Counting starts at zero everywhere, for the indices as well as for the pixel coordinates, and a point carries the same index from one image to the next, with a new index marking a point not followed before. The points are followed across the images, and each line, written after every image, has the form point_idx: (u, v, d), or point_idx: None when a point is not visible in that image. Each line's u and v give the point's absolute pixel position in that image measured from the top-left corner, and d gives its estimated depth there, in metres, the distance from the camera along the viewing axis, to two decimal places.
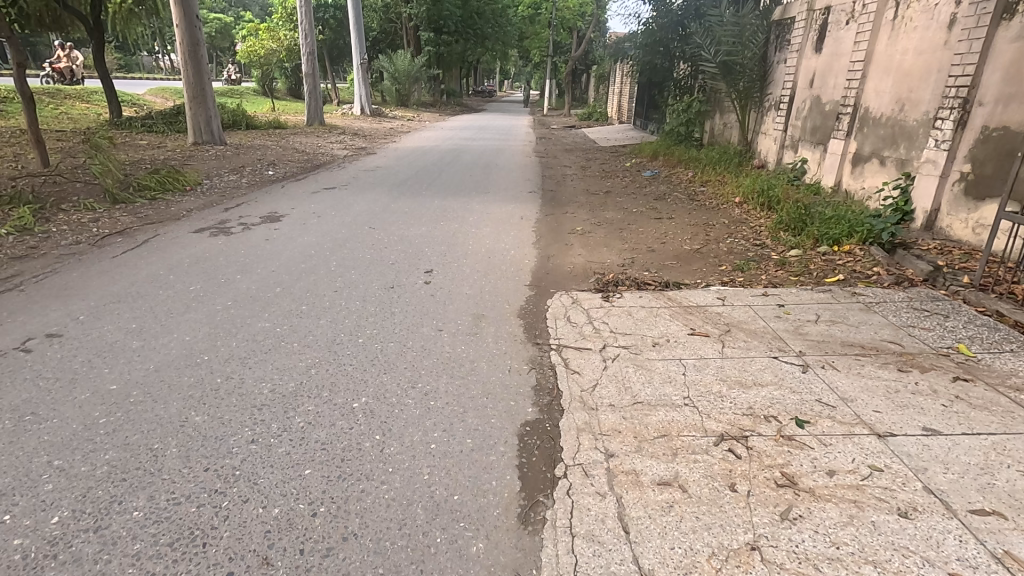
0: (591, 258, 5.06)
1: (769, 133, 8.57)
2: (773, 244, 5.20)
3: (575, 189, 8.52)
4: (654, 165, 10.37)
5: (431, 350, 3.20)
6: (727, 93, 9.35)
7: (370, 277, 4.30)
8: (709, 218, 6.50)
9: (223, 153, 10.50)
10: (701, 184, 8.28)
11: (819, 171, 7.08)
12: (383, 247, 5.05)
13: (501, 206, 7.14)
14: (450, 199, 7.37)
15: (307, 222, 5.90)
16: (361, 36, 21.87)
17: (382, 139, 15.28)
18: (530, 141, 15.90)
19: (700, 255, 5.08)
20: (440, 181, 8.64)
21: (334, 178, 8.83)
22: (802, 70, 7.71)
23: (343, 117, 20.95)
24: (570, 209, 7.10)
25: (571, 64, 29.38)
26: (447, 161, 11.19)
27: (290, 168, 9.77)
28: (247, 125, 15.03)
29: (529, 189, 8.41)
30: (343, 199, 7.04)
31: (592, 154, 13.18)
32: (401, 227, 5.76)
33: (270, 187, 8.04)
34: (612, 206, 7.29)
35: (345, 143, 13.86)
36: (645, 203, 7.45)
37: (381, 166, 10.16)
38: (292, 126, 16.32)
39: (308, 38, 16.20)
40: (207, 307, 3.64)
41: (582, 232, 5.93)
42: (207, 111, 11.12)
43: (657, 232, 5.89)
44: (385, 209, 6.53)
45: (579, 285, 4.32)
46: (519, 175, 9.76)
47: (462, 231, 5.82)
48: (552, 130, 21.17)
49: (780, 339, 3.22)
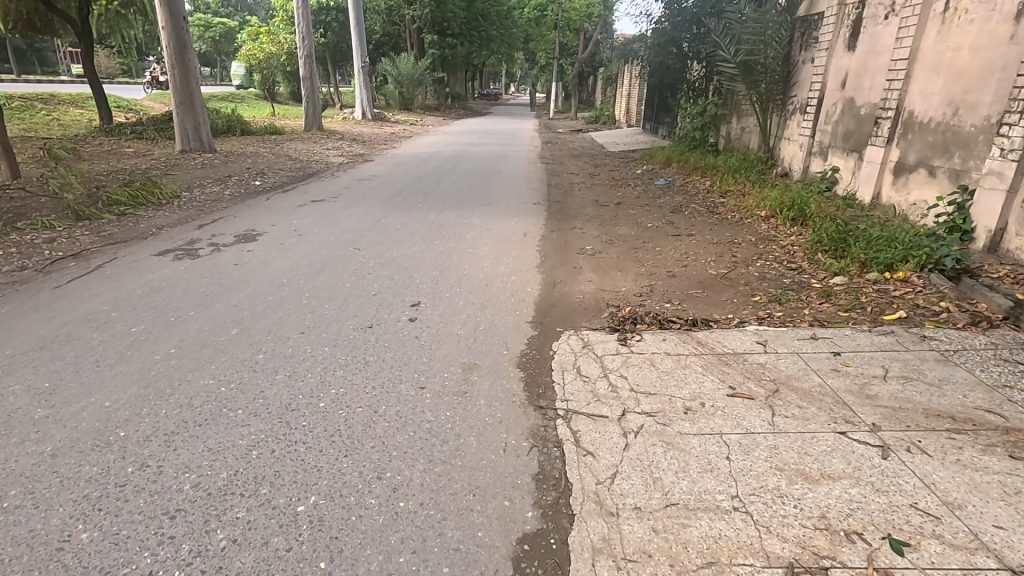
0: (604, 285, 4.42)
1: (794, 139, 7.91)
2: (811, 269, 4.55)
3: (583, 200, 7.89)
4: (667, 172, 9.72)
5: (408, 419, 2.58)
6: (747, 95, 8.69)
7: (346, 313, 3.68)
8: (733, 234, 5.85)
9: (210, 162, 9.96)
10: (720, 195, 7.62)
11: (854, 182, 6.41)
12: (365, 274, 4.43)
13: (502, 220, 6.52)
14: (446, 213, 6.76)
15: (285, 242, 5.30)
16: (362, 39, 21.37)
17: (382, 144, 14.74)
18: (535, 147, 15.29)
19: (727, 281, 4.44)
20: (437, 192, 8.04)
21: (324, 188, 8.23)
22: (832, 70, 7.04)
23: (344, 122, 20.44)
24: (578, 223, 6.47)
25: (578, 66, 28.72)
26: (447, 168, 10.59)
27: (279, 178, 9.21)
28: (242, 131, 14.46)
29: (533, 200, 7.79)
30: (329, 214, 6.44)
31: (600, 160, 12.55)
32: (389, 248, 5.15)
33: (254, 199, 7.46)
34: (624, 220, 6.65)
35: (343, 149, 13.31)
36: (660, 216, 6.81)
37: (377, 174, 9.57)
38: (290, 131, 15.80)
39: (305, 40, 15.68)
40: (144, 356, 3.02)
41: (593, 252, 5.30)
42: (195, 117, 10.58)
43: (677, 252, 5.24)
44: (373, 226, 5.92)
45: (590, 323, 3.69)
46: (522, 184, 9.15)
47: (457, 251, 5.20)
48: (558, 134, 20.51)
49: (844, 405, 2.57)
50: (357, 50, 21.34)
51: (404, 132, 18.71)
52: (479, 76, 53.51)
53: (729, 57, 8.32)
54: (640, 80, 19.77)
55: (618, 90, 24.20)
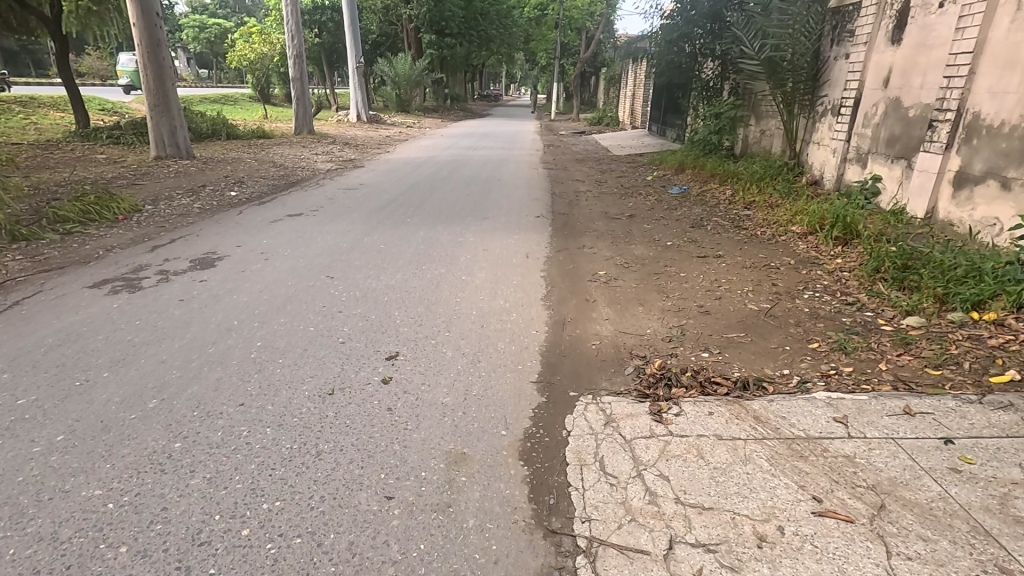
0: (625, 326, 3.65)
1: (825, 143, 7.13)
2: (873, 304, 3.78)
3: (591, 212, 7.12)
4: (681, 180, 8.96)
5: (365, 559, 1.81)
6: (771, 95, 7.92)
7: (303, 374, 2.91)
8: (767, 255, 5.08)
9: (186, 169, 9.21)
10: (744, 207, 6.86)
11: (902, 193, 5.63)
12: (335, 313, 3.67)
13: (501, 238, 5.76)
14: (438, 228, 6.01)
15: (247, 269, 4.53)
16: (357, 39, 20.64)
17: (375, 148, 14.00)
18: (537, 150, 14.52)
19: (774, 320, 3.68)
20: (429, 203, 7.29)
21: (306, 199, 7.48)
22: (872, 66, 6.26)
23: (339, 125, 19.71)
24: (587, 241, 5.71)
25: (580, 66, 27.94)
26: (443, 175, 9.85)
27: (260, 188, 8.46)
28: (228, 134, 13.81)
29: (536, 212, 7.03)
30: (306, 232, 5.68)
31: (607, 165, 11.79)
32: (367, 277, 4.39)
33: (224, 213, 6.70)
34: (639, 236, 5.89)
35: (333, 154, 12.56)
36: (679, 232, 6.04)
37: (366, 183, 8.81)
38: (279, 135, 15.05)
39: (295, 39, 14.93)
40: (19, 447, 2.25)
41: (607, 280, 4.55)
42: (171, 121, 9.81)
43: (706, 280, 4.48)
44: (354, 247, 5.17)
45: (612, 384, 2.92)
46: (523, 193, 8.39)
47: (448, 279, 4.44)
48: (561, 136, 19.74)
49: (986, 537, 1.81)
50: (352, 49, 20.60)
51: (401, 135, 17.95)
52: (478, 77, 52.78)
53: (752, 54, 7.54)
54: (646, 81, 19.00)
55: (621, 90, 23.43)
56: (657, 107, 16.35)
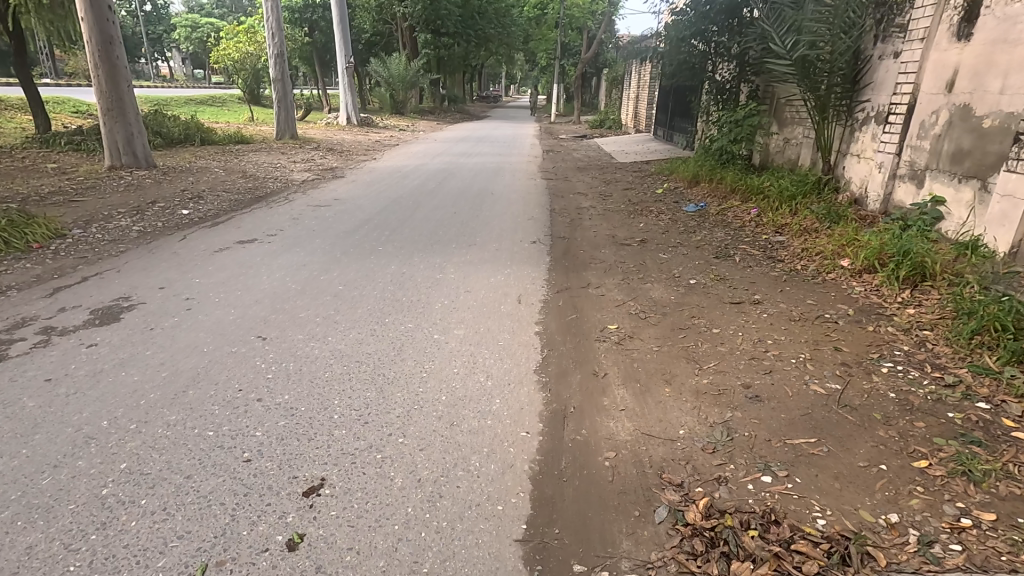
0: (650, 423, 2.67)
1: (868, 156, 6.14)
2: (984, 389, 2.80)
3: (596, 236, 6.13)
4: (696, 195, 7.98)
5: None
6: (803, 99, 6.92)
7: (168, 535, 1.91)
8: (817, 301, 4.10)
9: (141, 182, 8.22)
10: (775, 231, 5.86)
11: (974, 221, 4.65)
12: (250, 405, 2.68)
13: (488, 274, 4.77)
14: (414, 261, 5.02)
15: (157, 324, 3.53)
16: (347, 37, 19.67)
17: (361, 155, 13.01)
18: (536, 157, 13.53)
19: (852, 413, 2.69)
20: (407, 225, 6.30)
21: (266, 220, 6.48)
22: (931, 67, 5.27)
23: (327, 128, 18.73)
24: (592, 279, 4.72)
25: (582, 66, 26.92)
26: (430, 187, 8.86)
27: (220, 204, 7.47)
28: (203, 139, 12.82)
29: (532, 236, 6.05)
30: (253, 268, 4.69)
31: (611, 174, 10.81)
32: (309, 340, 3.39)
33: (166, 237, 5.71)
34: (654, 271, 4.90)
35: (313, 162, 11.57)
36: (703, 264, 5.05)
37: (341, 198, 7.82)
38: (259, 140, 14.05)
39: (276, 37, 13.92)
40: None
41: (621, 340, 3.55)
42: (127, 126, 8.81)
43: (747, 342, 3.49)
44: (304, 291, 4.18)
45: (640, 549, 1.93)
46: (518, 209, 7.40)
47: (416, 341, 3.44)
48: (562, 140, 18.77)
49: None
50: (341, 48, 19.62)
51: (392, 140, 16.96)
52: (478, 77, 51.82)
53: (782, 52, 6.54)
54: (651, 81, 18.03)
55: (625, 91, 22.49)
56: (664, 110, 15.37)
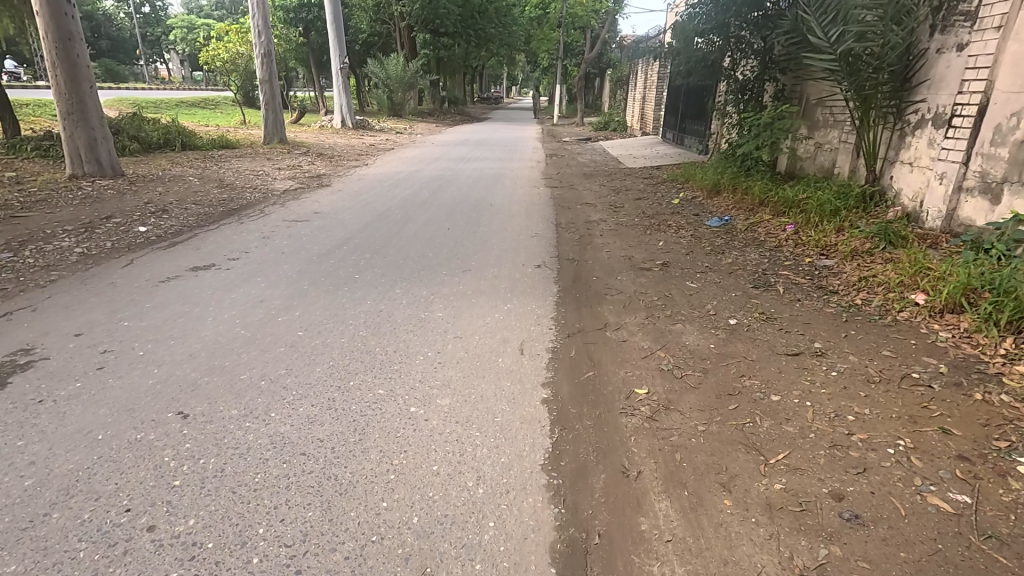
0: (712, 569, 1.84)
1: (926, 164, 5.30)
2: None
3: (610, 259, 5.31)
4: (719, 207, 7.16)
5: None
6: (844, 98, 6.09)
7: None
8: (894, 352, 3.26)
9: (102, 193, 7.41)
10: (820, 255, 5.02)
11: None
12: (134, 543, 1.86)
13: (483, 311, 3.96)
14: (395, 294, 4.20)
15: (51, 393, 2.71)
16: (341, 37, 18.86)
17: (353, 160, 12.22)
18: (539, 162, 12.72)
19: (1004, 554, 1.85)
20: (393, 244, 5.49)
21: (232, 239, 5.67)
22: (1009, 62, 4.44)
23: (321, 132, 17.94)
24: (611, 318, 3.90)
25: (585, 68, 26.17)
26: (423, 197, 8.05)
27: (185, 219, 6.65)
28: (184, 144, 12.06)
29: (537, 259, 5.23)
30: (199, 304, 3.88)
31: (620, 181, 10.00)
32: (244, 419, 2.57)
33: (110, 262, 4.89)
34: (685, 307, 4.08)
35: (300, 169, 10.75)
36: (742, 297, 4.23)
37: (323, 211, 7.01)
38: (245, 145, 13.25)
39: (263, 36, 13.13)
40: None
41: (655, 414, 2.72)
42: (88, 131, 8.00)
43: (819, 417, 2.66)
44: (254, 338, 3.36)
45: None
46: (520, 224, 6.58)
47: (385, 419, 2.63)
48: (565, 143, 17.99)
49: None
50: (335, 48, 18.83)
51: (387, 143, 16.15)
52: (479, 78, 51.06)
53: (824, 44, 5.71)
54: (660, 82, 17.18)
55: (630, 92, 21.65)
56: (674, 111, 14.52)
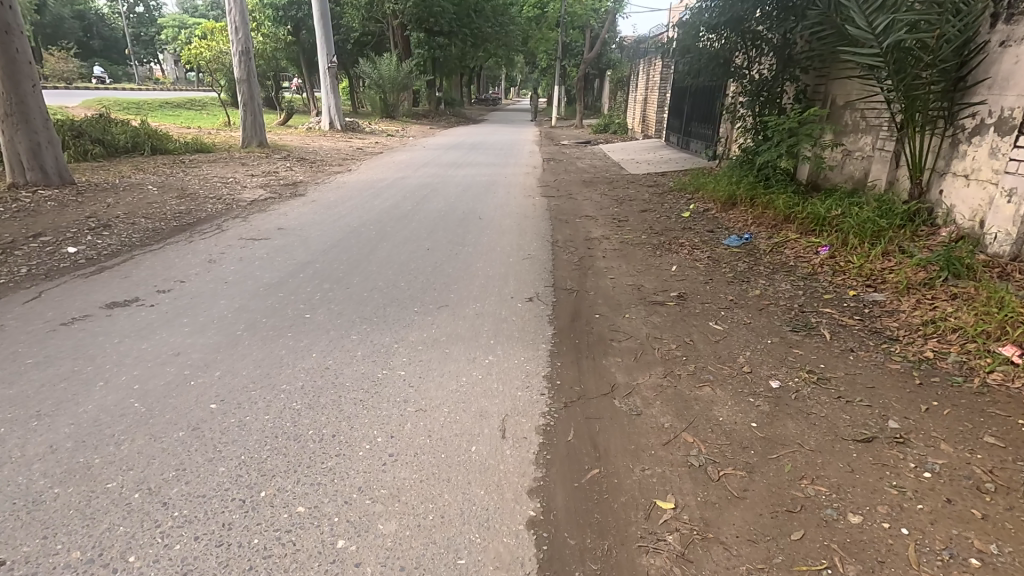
0: None
1: (988, 177, 4.48)
2: None
3: (616, 290, 4.49)
4: (737, 223, 6.34)
5: None
6: (885, 99, 5.27)
7: None
8: (1001, 439, 2.44)
9: (40, 205, 6.56)
10: (867, 287, 4.20)
11: None
12: None
13: (458, 367, 3.13)
14: (348, 343, 3.37)
15: None
16: (329, 35, 18.03)
17: (335, 166, 11.38)
18: (536, 168, 11.90)
19: None
20: (359, 270, 4.68)
21: (170, 263, 4.83)
22: None
23: (308, 135, 17.11)
24: (619, 379, 3.08)
25: (584, 68, 25.35)
26: (405, 209, 7.23)
27: (128, 236, 5.81)
28: (153, 148, 11.20)
29: (528, 290, 4.41)
30: (95, 359, 3.05)
31: (623, 190, 9.19)
32: (85, 568, 1.75)
33: (14, 295, 4.05)
34: (712, 361, 3.25)
35: (275, 175, 9.91)
36: (781, 347, 3.40)
37: (288, 227, 6.18)
38: (222, 149, 12.40)
39: (240, 32, 12.25)
40: None
41: (688, 551, 1.90)
42: (30, 134, 7.16)
43: (927, 560, 1.83)
44: (146, 417, 2.52)
45: None
46: (511, 243, 5.77)
47: (296, 567, 1.80)
48: (563, 147, 17.19)
49: None
50: (322, 47, 18.01)
51: (376, 147, 15.30)
52: (477, 79, 50.24)
53: (867, 35, 4.80)
54: (663, 83, 16.39)
55: (631, 93, 20.87)
56: (679, 114, 13.71)
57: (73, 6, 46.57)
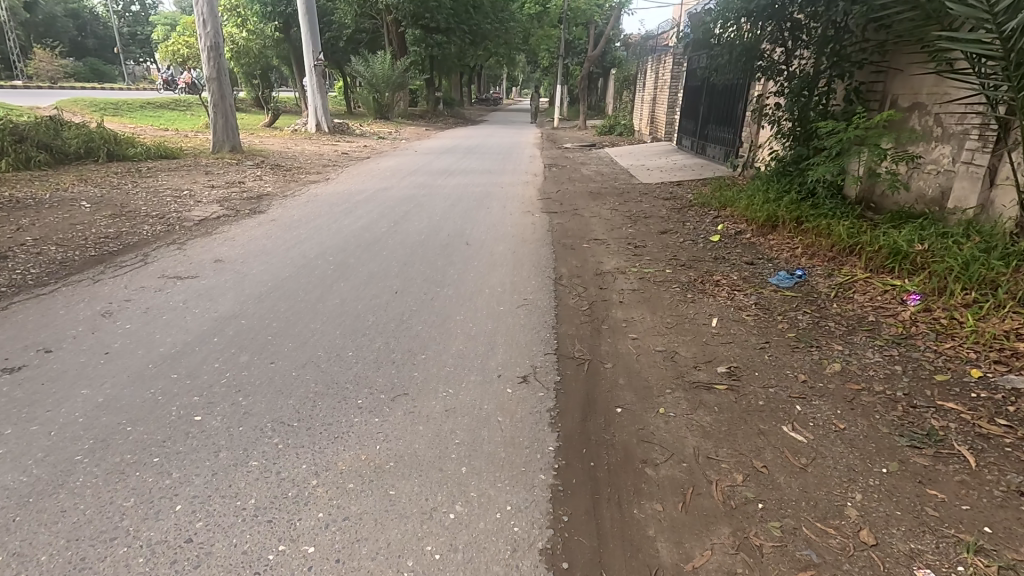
0: None
1: None
2: None
3: (642, 362, 3.30)
4: (782, 253, 5.15)
5: None
6: (989, 98, 4.05)
7: None
8: None
9: None
10: (995, 365, 3.00)
11: None
12: None
13: (403, 533, 1.96)
14: (239, 481, 2.18)
15: None
16: (316, 31, 16.86)
17: (313, 174, 10.22)
18: (537, 176, 10.70)
19: None
20: (295, 331, 3.50)
21: (48, 318, 3.65)
22: None
23: (292, 137, 15.95)
24: (664, 562, 1.90)
25: (588, 67, 24.12)
26: (379, 231, 6.05)
27: (22, 272, 4.63)
28: (108, 155, 10.02)
29: (522, 363, 3.22)
30: None
31: (636, 204, 8.01)
32: None
33: None
34: (808, 518, 2.05)
35: (240, 185, 8.74)
36: (908, 483, 2.21)
37: (229, 259, 5.00)
38: (190, 155, 11.22)
39: (209, 25, 11.05)
40: None
41: None
42: None
43: None
44: None
45: None
46: (502, 281, 4.58)
47: None
48: (565, 150, 16.00)
49: None
50: (308, 43, 16.83)
51: (363, 150, 14.14)
52: (477, 78, 49.13)
53: (981, 14, 3.56)
54: (674, 81, 15.16)
55: (638, 92, 19.60)
56: (694, 116, 12.49)
57: (65, 4, 45.65)
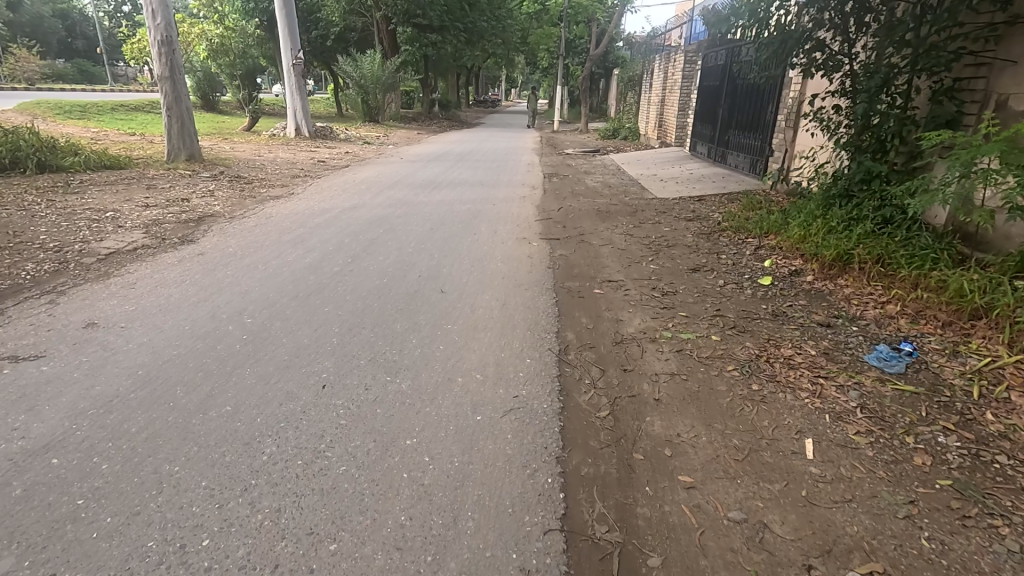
0: None
1: None
2: None
3: (711, 555, 1.91)
4: (870, 310, 3.77)
5: None
6: None
7: None
8: None
9: None
10: None
11: None
12: None
13: None
14: None
15: None
16: (294, 27, 15.52)
17: (277, 187, 8.85)
18: (534, 188, 9.33)
19: None
20: (130, 488, 2.10)
21: None
22: None
23: (268, 143, 14.57)
24: None
25: (590, 67, 22.83)
26: (328, 273, 4.64)
27: None
28: (38, 165, 8.60)
29: (503, 564, 1.84)
30: None
31: (654, 227, 6.64)
32: None
33: None
34: None
35: (184, 203, 7.34)
36: None
37: (109, 321, 3.61)
38: (140, 165, 9.83)
39: (161, 17, 9.66)
40: None
41: None
42: None
43: None
44: None
45: None
46: (481, 362, 3.20)
47: None
48: (567, 156, 14.64)
49: None
50: (286, 42, 15.43)
51: (343, 158, 12.77)
52: (475, 81, 47.96)
53: None
54: (687, 81, 13.76)
55: (644, 93, 18.29)
56: (711, 120, 11.12)
57: (53, 4, 44.46)
